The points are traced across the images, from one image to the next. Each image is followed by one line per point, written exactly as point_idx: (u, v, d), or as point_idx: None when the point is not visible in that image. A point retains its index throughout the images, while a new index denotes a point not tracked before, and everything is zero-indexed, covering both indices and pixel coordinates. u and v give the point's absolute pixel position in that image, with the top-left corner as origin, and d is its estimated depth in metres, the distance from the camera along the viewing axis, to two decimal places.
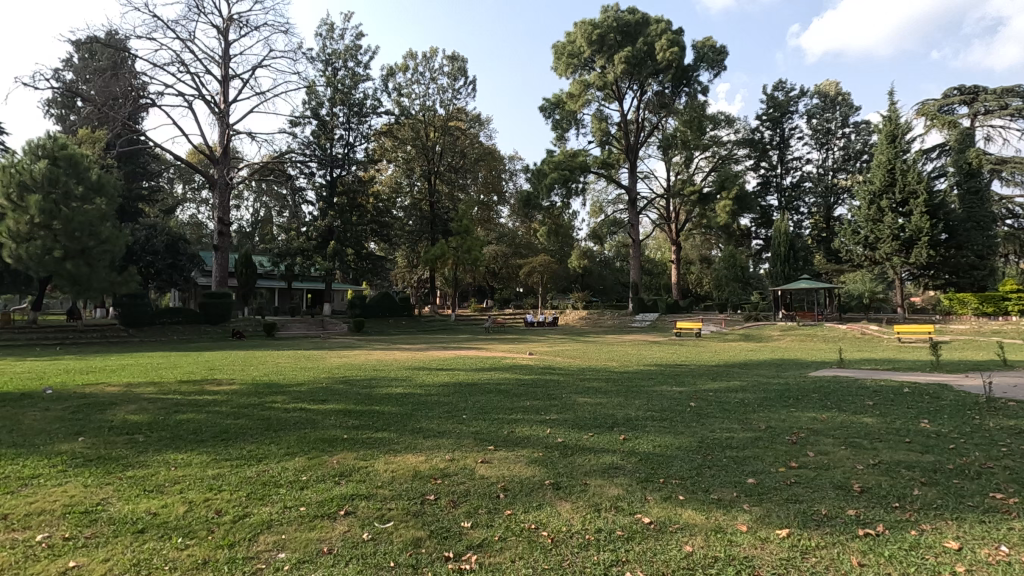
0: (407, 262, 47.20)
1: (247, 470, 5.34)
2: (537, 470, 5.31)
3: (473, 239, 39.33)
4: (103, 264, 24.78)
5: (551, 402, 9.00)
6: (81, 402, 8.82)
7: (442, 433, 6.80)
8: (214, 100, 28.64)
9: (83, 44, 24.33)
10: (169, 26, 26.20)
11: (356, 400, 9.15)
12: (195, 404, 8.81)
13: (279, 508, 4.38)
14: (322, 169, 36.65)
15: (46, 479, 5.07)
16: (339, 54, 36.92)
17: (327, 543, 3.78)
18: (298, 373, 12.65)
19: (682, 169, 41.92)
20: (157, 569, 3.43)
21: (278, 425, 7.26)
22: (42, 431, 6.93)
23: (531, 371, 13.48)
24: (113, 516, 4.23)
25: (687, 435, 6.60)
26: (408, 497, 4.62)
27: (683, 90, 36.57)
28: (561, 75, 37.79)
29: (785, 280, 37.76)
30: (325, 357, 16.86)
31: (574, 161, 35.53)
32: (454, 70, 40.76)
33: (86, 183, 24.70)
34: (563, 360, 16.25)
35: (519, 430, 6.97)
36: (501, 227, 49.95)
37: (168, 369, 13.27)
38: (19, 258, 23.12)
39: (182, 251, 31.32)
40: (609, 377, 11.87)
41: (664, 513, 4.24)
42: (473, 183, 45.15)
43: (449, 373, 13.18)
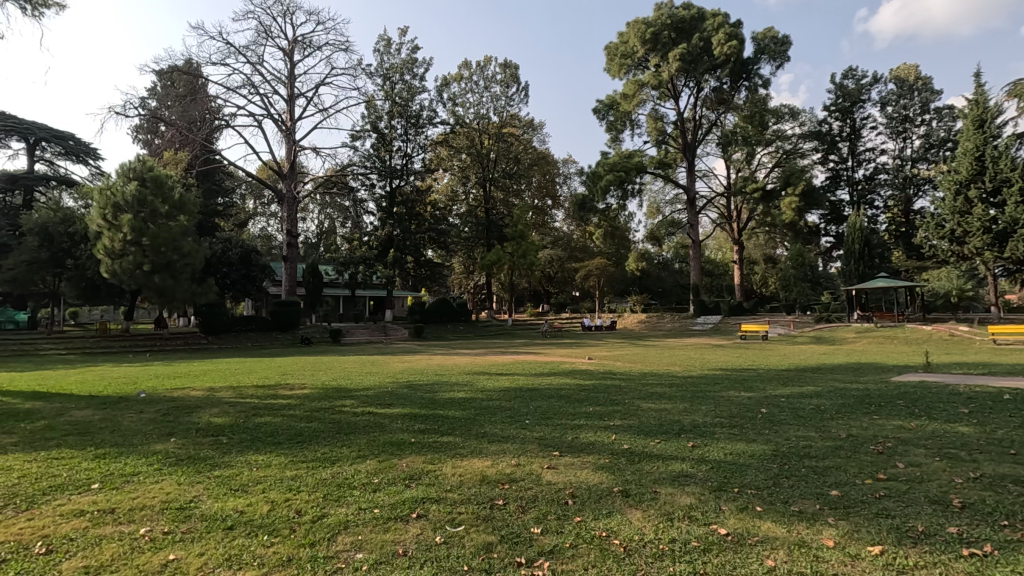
0: (463, 268, 47.88)
1: (323, 472, 5.57)
2: (606, 476, 5.23)
3: (529, 244, 39.51)
4: (185, 276, 26.61)
5: (614, 407, 8.84)
6: (172, 405, 9.53)
7: (507, 438, 6.84)
8: (281, 118, 30.28)
9: (165, 73, 26.31)
10: (241, 52, 28.01)
11: (421, 405, 9.32)
12: (271, 407, 9.29)
13: (355, 509, 4.53)
14: (382, 180, 37.94)
15: (144, 477, 5.48)
16: (396, 68, 38.00)
17: (402, 545, 3.88)
18: (363, 378, 13.11)
19: (743, 166, 40.32)
20: (247, 566, 3.62)
21: (348, 429, 7.52)
22: (139, 431, 7.55)
23: (592, 375, 13.30)
24: (205, 513, 4.52)
25: (762, 443, 6.34)
26: (478, 501, 4.67)
27: (743, 84, 35.20)
28: (615, 76, 37.44)
29: (860, 279, 35.41)
30: (387, 362, 17.35)
31: (630, 162, 34.85)
32: (508, 77, 41.14)
33: (170, 201, 26.58)
34: (623, 364, 16.02)
35: (584, 436, 6.89)
36: (556, 232, 49.76)
37: (246, 374, 14.08)
38: (114, 272, 25.28)
39: (255, 262, 33.08)
40: (673, 383, 11.55)
41: (742, 524, 4.08)
42: (527, 188, 45.38)
43: (510, 377, 13.22)
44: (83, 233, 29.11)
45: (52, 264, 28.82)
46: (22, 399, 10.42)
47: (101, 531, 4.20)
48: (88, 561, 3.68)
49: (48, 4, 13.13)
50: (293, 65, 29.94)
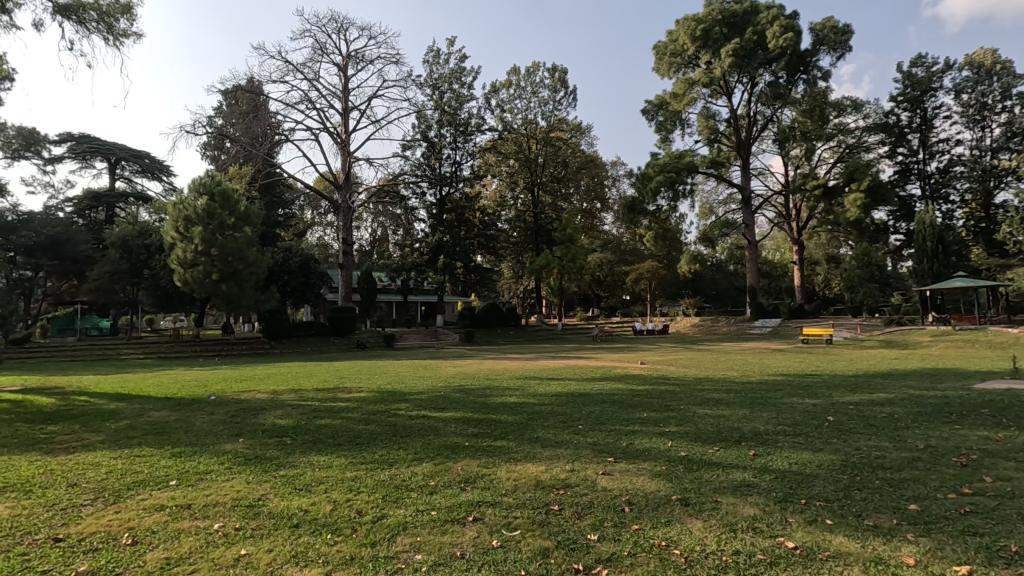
0: (513, 273, 48.18)
1: (381, 474, 5.71)
2: (663, 484, 5.11)
3: (578, 248, 39.31)
4: (250, 284, 28.02)
5: (669, 413, 8.62)
6: (239, 407, 10.03)
7: (561, 443, 6.81)
8: (336, 131, 31.45)
9: (230, 92, 27.84)
10: (299, 69, 29.34)
11: (474, 409, 9.40)
12: (330, 409, 9.63)
13: (412, 511, 4.62)
14: (432, 188, 38.60)
15: (216, 475, 5.80)
16: (445, 78, 38.70)
17: (459, 547, 3.92)
18: (416, 382, 13.36)
19: (802, 162, 38.65)
20: (312, 562, 3.76)
21: (403, 431, 7.70)
22: (211, 431, 8.00)
23: (645, 380, 13.00)
24: (272, 510, 4.72)
25: (831, 453, 6.02)
26: (534, 506, 4.66)
27: (801, 77, 33.73)
28: (664, 76, 36.80)
29: (935, 279, 33.14)
30: (439, 366, 17.64)
31: (681, 162, 34.03)
32: (556, 81, 41.14)
33: (235, 213, 28.03)
34: (678, 369, 15.57)
35: (639, 442, 6.76)
36: (605, 235, 49.40)
37: (305, 377, 14.67)
38: (186, 281, 26.96)
39: (313, 270, 34.42)
40: (730, 389, 11.16)
41: (811, 537, 3.89)
42: (576, 192, 45.10)
43: (562, 382, 13.12)
44: (158, 244, 31.22)
45: (131, 274, 30.98)
46: (109, 399, 11.32)
47: (179, 525, 4.45)
48: (168, 553, 3.93)
49: (127, 34, 14.17)
50: (346, 79, 31.04)
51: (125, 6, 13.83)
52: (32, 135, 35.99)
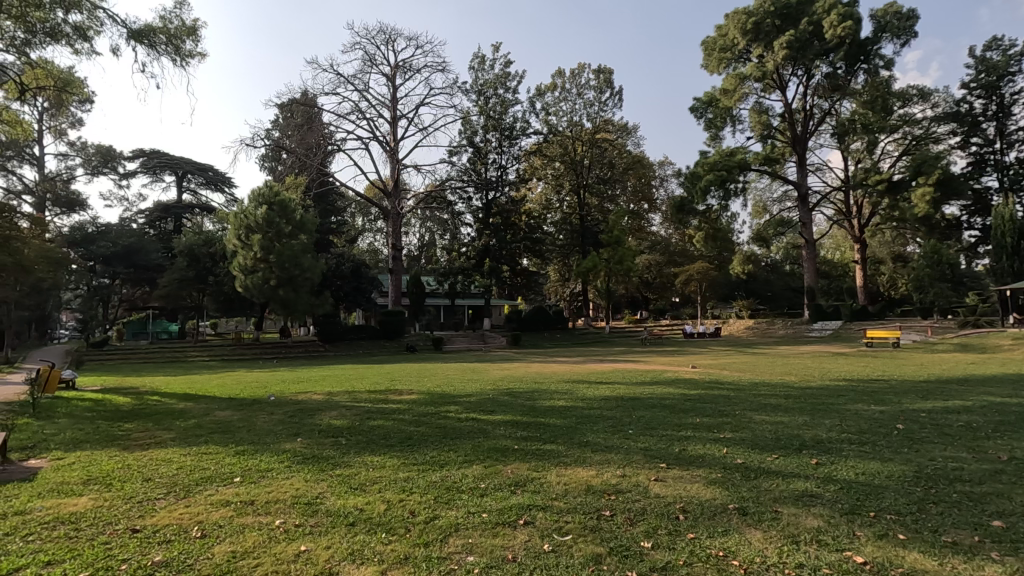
0: (559, 276, 48.03)
1: (433, 475, 5.79)
2: (719, 492, 4.95)
3: (625, 249, 38.74)
4: (305, 290, 29.11)
5: (724, 419, 8.34)
6: (297, 407, 10.44)
7: (611, 448, 6.72)
8: (386, 140, 32.31)
9: (286, 106, 29.08)
10: (350, 81, 30.35)
11: (522, 412, 9.41)
12: (383, 411, 9.87)
13: (464, 513, 4.66)
14: (478, 192, 39.00)
15: (276, 473, 6.04)
16: (490, 83, 39.03)
17: (511, 551, 3.93)
18: (465, 385, 13.51)
19: (863, 156, 36.77)
20: (368, 560, 3.85)
21: (453, 433, 7.80)
22: (271, 431, 8.35)
23: (697, 385, 12.65)
24: (329, 508, 4.87)
25: (902, 463, 5.67)
26: (585, 511, 4.61)
27: (860, 67, 32.14)
28: (713, 72, 35.85)
29: (1015, 278, 30.77)
30: (486, 369, 17.74)
31: (732, 160, 32.97)
32: (602, 82, 40.81)
33: (292, 221, 29.21)
34: (731, 373, 15.09)
35: (692, 448, 6.59)
36: (654, 236, 48.53)
37: (358, 380, 15.08)
38: (247, 287, 28.31)
39: (364, 275, 35.41)
40: (789, 394, 10.70)
41: (882, 553, 3.68)
42: (623, 193, 44.51)
43: (610, 386, 12.93)
44: (221, 252, 32.92)
45: (197, 281, 32.77)
46: (178, 399, 12.00)
47: (243, 520, 4.66)
48: (234, 546, 4.12)
49: (193, 54, 15.08)
50: (395, 88, 31.84)
51: (191, 28, 14.76)
52: (109, 152, 38.71)
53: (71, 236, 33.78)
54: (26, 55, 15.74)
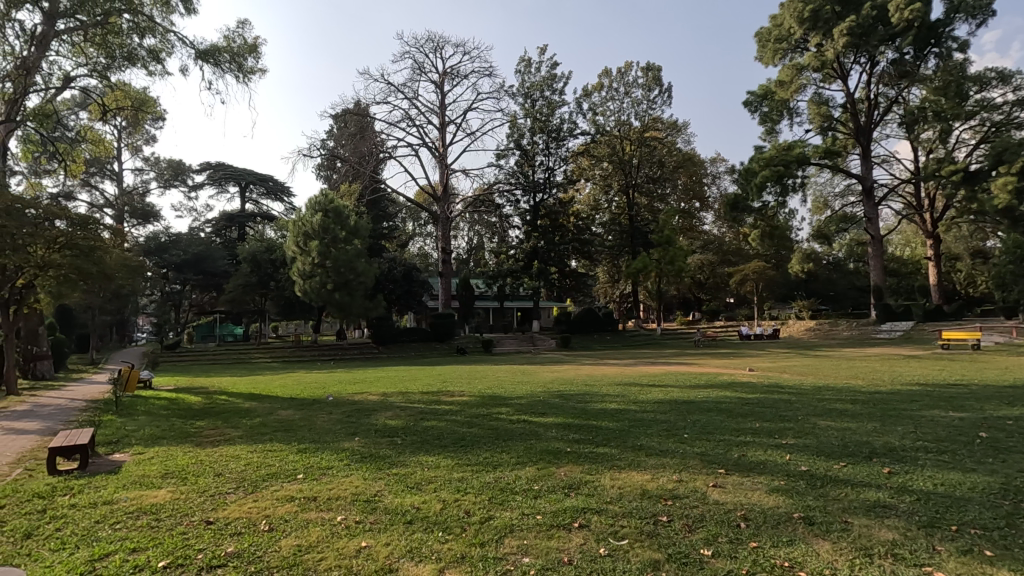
0: (609, 277, 47.49)
1: (486, 476, 5.85)
2: (782, 500, 4.76)
3: (677, 249, 37.86)
4: (360, 293, 30.03)
5: (785, 424, 8.00)
6: (355, 407, 10.78)
7: (666, 452, 6.59)
8: (435, 146, 32.90)
9: (339, 116, 30.08)
10: (400, 90, 31.10)
11: (574, 415, 9.35)
12: (436, 412, 10.05)
13: (518, 514, 4.68)
14: (526, 195, 39.15)
15: (337, 470, 6.26)
16: (537, 86, 39.04)
17: (566, 553, 3.91)
18: (516, 387, 13.56)
19: (935, 145, 34.47)
20: (426, 558, 3.93)
21: (505, 435, 7.84)
22: (331, 430, 8.66)
23: (756, 388, 12.18)
24: (387, 506, 5.00)
25: (986, 474, 5.27)
26: (641, 516, 4.54)
27: (931, 51, 30.24)
28: (768, 64, 34.55)
29: None
30: (537, 371, 17.72)
31: (790, 154, 31.62)
32: (650, 80, 40.08)
33: (347, 227, 30.22)
34: (791, 377, 14.45)
35: (752, 454, 6.37)
36: (706, 235, 47.19)
37: (411, 381, 15.34)
38: (305, 292, 29.52)
39: (416, 278, 36.13)
40: (856, 399, 10.15)
41: (966, 570, 3.43)
42: (674, 192, 43.55)
43: (664, 389, 12.63)
44: (282, 258, 34.43)
45: (260, 286, 34.38)
46: (245, 399, 12.63)
47: (308, 515, 4.85)
48: (300, 540, 4.29)
49: (254, 70, 15.84)
50: (443, 95, 32.38)
51: (252, 45, 15.51)
52: (179, 166, 41.21)
53: (147, 246, 36.18)
54: (108, 79, 16.98)
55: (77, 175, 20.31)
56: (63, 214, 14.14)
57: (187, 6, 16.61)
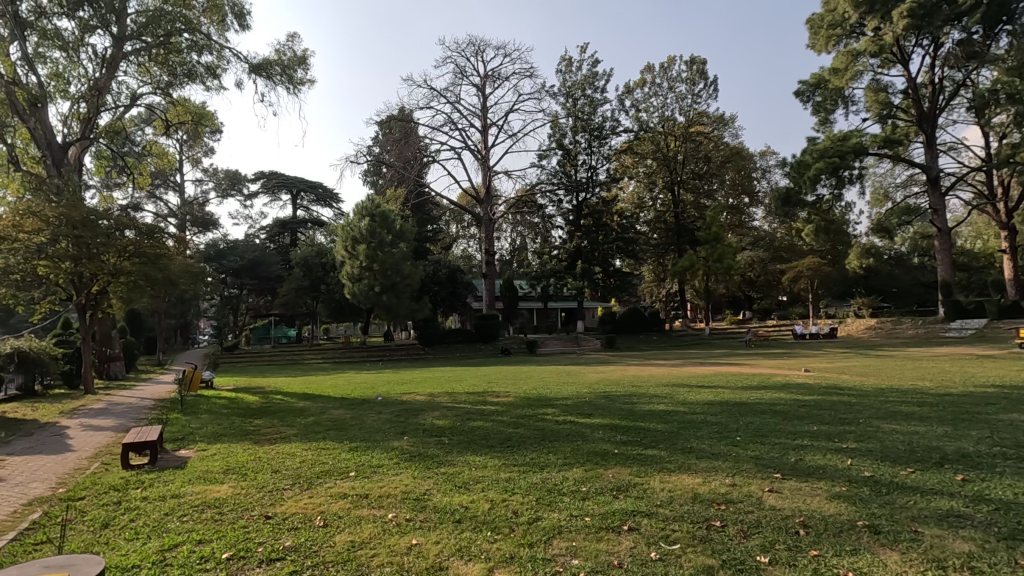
0: (654, 276, 46.56)
1: (533, 476, 5.84)
2: (844, 507, 4.54)
3: (725, 247, 36.83)
4: (406, 295, 30.61)
5: (846, 428, 7.62)
6: (403, 407, 10.98)
7: (718, 455, 6.40)
8: (477, 148, 33.15)
9: (384, 122, 30.74)
10: (443, 94, 31.45)
11: (620, 416, 9.23)
12: (482, 413, 10.11)
13: (566, 515, 4.65)
14: (569, 195, 38.98)
15: (387, 469, 6.39)
16: (578, 85, 38.79)
17: (616, 557, 3.85)
18: (562, 387, 13.50)
19: (1009, 129, 32.13)
20: (476, 557, 3.96)
21: (552, 436, 7.80)
22: (381, 429, 8.86)
23: (813, 390, 11.67)
24: (436, 505, 5.08)
25: None
26: (692, 520, 4.42)
27: (1003, 29, 28.30)
28: (821, 52, 33.08)
29: None
30: (582, 372, 17.56)
31: (846, 144, 30.20)
32: (694, 74, 39.16)
33: (393, 231, 30.90)
34: (852, 378, 13.76)
35: (811, 458, 6.09)
36: (756, 231, 45.66)
37: (457, 382, 15.49)
38: (354, 294, 30.35)
39: (460, 280, 36.54)
40: (924, 401, 9.56)
41: None
42: (721, 187, 42.33)
43: (714, 390, 12.28)
44: (331, 262, 35.52)
45: (311, 289, 35.57)
46: (299, 398, 13.08)
47: (360, 512, 4.97)
48: (353, 536, 4.41)
49: (303, 81, 16.43)
50: (485, 98, 32.59)
51: (301, 57, 16.10)
52: (236, 176, 43.17)
53: (207, 252, 38.07)
54: (170, 95, 17.99)
55: (144, 187, 21.60)
56: (132, 224, 15.05)
57: (241, 23, 17.43)
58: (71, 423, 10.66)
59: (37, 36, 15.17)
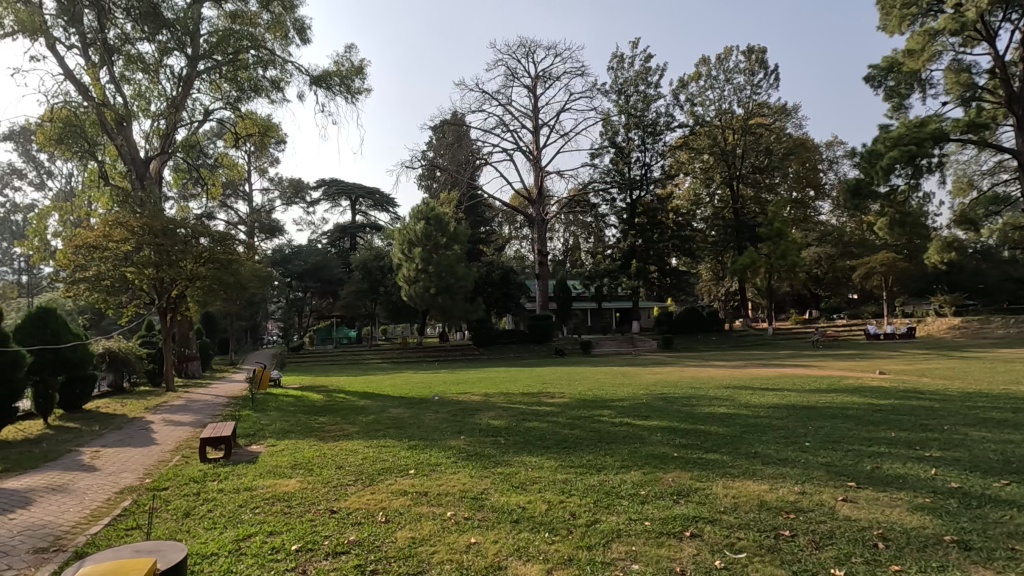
0: (713, 274, 45.08)
1: (591, 479, 5.77)
2: (928, 520, 4.23)
3: (788, 243, 35.23)
4: (460, 296, 31.07)
5: (928, 435, 7.11)
6: (459, 407, 11.13)
7: (786, 461, 6.11)
8: (529, 149, 33.16)
9: (438, 127, 31.28)
10: (494, 97, 31.68)
11: (679, 418, 8.99)
12: (537, 413, 10.10)
13: (625, 519, 4.57)
14: (622, 193, 38.40)
15: (445, 467, 6.50)
16: (630, 81, 38.18)
17: (678, 563, 3.75)
18: (618, 389, 13.30)
19: None
20: (534, 557, 3.96)
21: (608, 438, 7.70)
22: (438, 428, 9.03)
23: (889, 394, 10.95)
24: (494, 504, 5.11)
25: None
26: (759, 528, 4.24)
27: None
28: (893, 33, 30.99)
29: None
30: (639, 374, 17.23)
31: (923, 130, 28.09)
32: (753, 63, 37.64)
33: (447, 233, 31.41)
34: (933, 381, 12.80)
35: (888, 467, 5.72)
36: (823, 225, 43.33)
37: (511, 382, 15.54)
38: (411, 296, 31.08)
39: (513, 281, 36.69)
40: (1017, 407, 8.77)
41: None
42: (783, 181, 40.48)
43: (778, 393, 11.76)
44: (389, 265, 36.52)
45: (370, 291, 36.70)
46: (360, 397, 13.52)
47: (420, 509, 5.07)
48: (414, 533, 4.50)
49: (361, 90, 16.97)
50: (536, 98, 32.58)
51: (358, 68, 16.65)
52: (299, 183, 45.16)
53: (274, 257, 40.06)
54: (239, 109, 19.02)
55: (217, 197, 22.97)
56: (206, 232, 16.02)
57: (303, 38, 18.26)
58: (155, 419, 11.47)
59: (123, 59, 16.46)
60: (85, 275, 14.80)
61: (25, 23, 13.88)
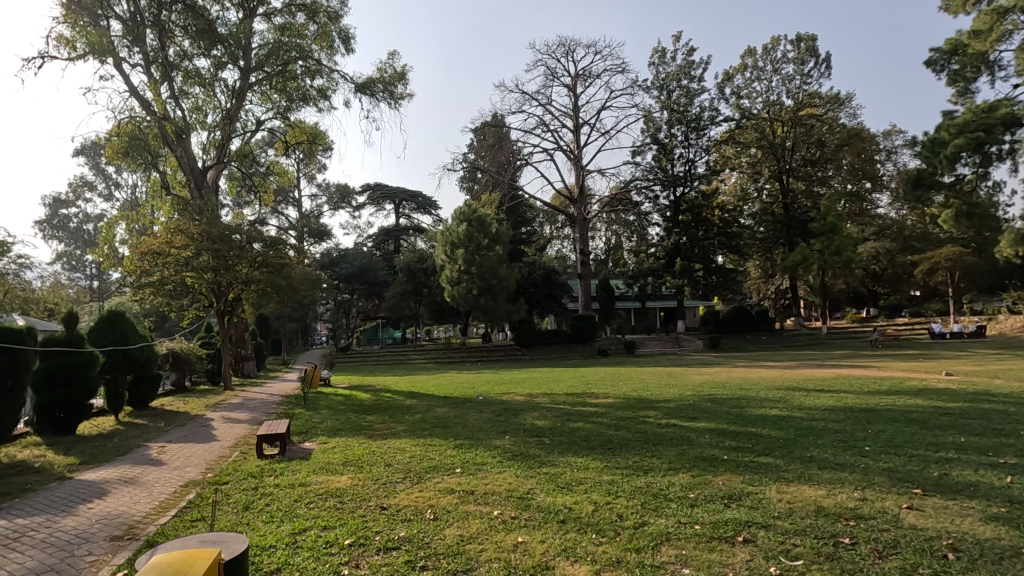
0: (763, 271, 43.65)
1: (637, 480, 5.70)
2: (1005, 531, 3.96)
3: (843, 238, 33.77)
4: (503, 297, 31.24)
5: (1003, 440, 6.66)
6: (504, 407, 11.18)
7: (844, 466, 5.85)
8: (569, 148, 33.06)
9: (479, 129, 31.56)
10: (534, 97, 31.71)
11: (729, 420, 8.75)
12: (582, 414, 10.03)
13: (675, 522, 4.49)
14: (665, 190, 37.72)
15: (490, 467, 6.55)
16: (672, 76, 37.47)
17: (732, 569, 3.66)
18: (663, 389, 13.08)
19: None
20: (582, 558, 3.95)
21: (655, 439, 7.59)
22: (483, 428, 9.11)
23: (956, 396, 10.34)
24: (540, 504, 5.11)
25: None
26: (817, 535, 4.09)
27: None
28: (957, 13, 29.13)
29: None
30: (685, 374, 16.87)
31: (992, 116, 26.29)
32: (803, 52, 36.20)
33: (488, 234, 31.64)
34: (1005, 383, 12.01)
35: (956, 474, 5.39)
36: (881, 219, 41.25)
37: (554, 383, 15.50)
38: (454, 297, 31.48)
39: (555, 281, 36.61)
40: None
41: None
42: (836, 173, 38.78)
43: (834, 395, 11.26)
44: (432, 267, 37.05)
45: (414, 292, 37.39)
46: (406, 396, 13.80)
47: (467, 508, 5.13)
48: (462, 531, 4.56)
49: (403, 96, 17.32)
50: (576, 97, 32.46)
51: (401, 74, 17.01)
52: (345, 188, 46.44)
53: (322, 261, 41.40)
54: (288, 118, 19.76)
55: (269, 203, 23.91)
56: (259, 237, 16.72)
57: (348, 47, 18.81)
58: (216, 416, 12.06)
59: (182, 74, 17.44)
60: (151, 279, 15.73)
61: (95, 45, 14.87)
